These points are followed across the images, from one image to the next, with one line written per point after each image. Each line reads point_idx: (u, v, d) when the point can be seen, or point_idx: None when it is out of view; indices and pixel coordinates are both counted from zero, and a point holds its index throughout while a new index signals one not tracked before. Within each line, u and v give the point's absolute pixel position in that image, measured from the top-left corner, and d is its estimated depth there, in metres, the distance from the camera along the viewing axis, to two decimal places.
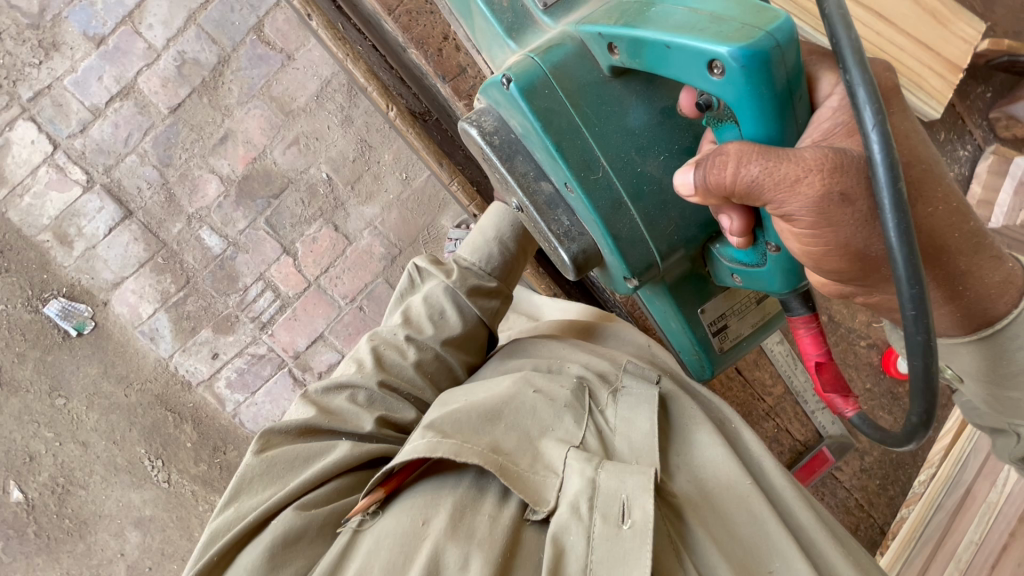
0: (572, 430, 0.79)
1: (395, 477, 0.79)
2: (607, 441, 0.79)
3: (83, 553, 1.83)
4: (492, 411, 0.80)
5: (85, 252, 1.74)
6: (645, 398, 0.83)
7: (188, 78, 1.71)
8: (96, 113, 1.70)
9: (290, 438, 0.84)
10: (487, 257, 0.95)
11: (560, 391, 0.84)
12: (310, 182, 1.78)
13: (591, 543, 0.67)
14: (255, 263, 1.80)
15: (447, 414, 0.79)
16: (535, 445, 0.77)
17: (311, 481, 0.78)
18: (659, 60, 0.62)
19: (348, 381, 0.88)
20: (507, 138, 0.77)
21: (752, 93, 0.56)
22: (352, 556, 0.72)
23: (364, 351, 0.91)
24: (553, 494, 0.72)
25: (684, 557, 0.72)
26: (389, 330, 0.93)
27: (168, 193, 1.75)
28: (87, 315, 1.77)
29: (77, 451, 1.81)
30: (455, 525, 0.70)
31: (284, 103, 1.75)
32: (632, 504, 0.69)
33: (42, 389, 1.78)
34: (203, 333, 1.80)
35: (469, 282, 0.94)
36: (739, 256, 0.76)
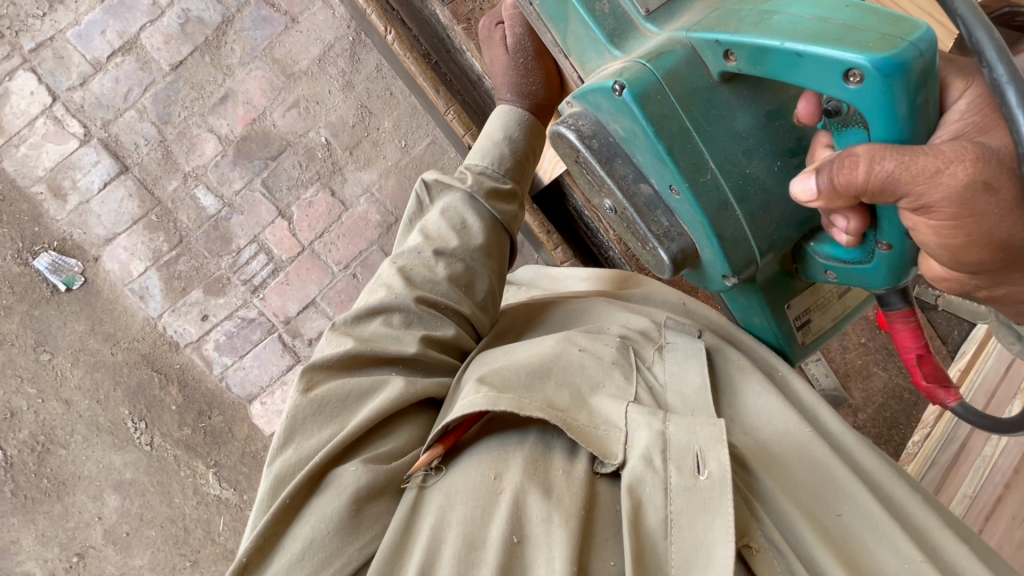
0: (624, 387, 0.72)
1: (452, 432, 0.71)
2: (659, 396, 0.73)
3: (59, 515, 1.78)
4: (539, 366, 0.72)
5: (79, 206, 1.74)
6: (692, 355, 0.78)
7: (191, 36, 1.73)
8: (97, 67, 1.71)
9: (336, 376, 0.76)
10: (499, 157, 0.92)
11: (605, 349, 0.77)
12: (308, 146, 1.78)
13: (670, 493, 0.61)
14: (250, 225, 1.78)
15: (494, 369, 0.71)
16: (589, 402, 0.70)
17: (372, 419, 0.71)
18: (785, 67, 0.58)
19: (382, 305, 0.81)
20: (607, 141, 0.71)
21: (890, 101, 0.53)
22: (425, 511, 0.66)
23: (390, 273, 0.84)
24: (620, 447, 0.65)
25: (756, 507, 0.67)
26: (410, 250, 0.86)
27: (166, 150, 1.75)
28: (77, 270, 1.75)
29: (60, 409, 1.78)
30: (530, 479, 0.64)
31: (286, 65, 1.75)
32: (706, 455, 0.63)
33: (28, 343, 1.76)
34: (194, 294, 1.79)
35: (485, 185, 0.90)
36: (837, 252, 0.71)
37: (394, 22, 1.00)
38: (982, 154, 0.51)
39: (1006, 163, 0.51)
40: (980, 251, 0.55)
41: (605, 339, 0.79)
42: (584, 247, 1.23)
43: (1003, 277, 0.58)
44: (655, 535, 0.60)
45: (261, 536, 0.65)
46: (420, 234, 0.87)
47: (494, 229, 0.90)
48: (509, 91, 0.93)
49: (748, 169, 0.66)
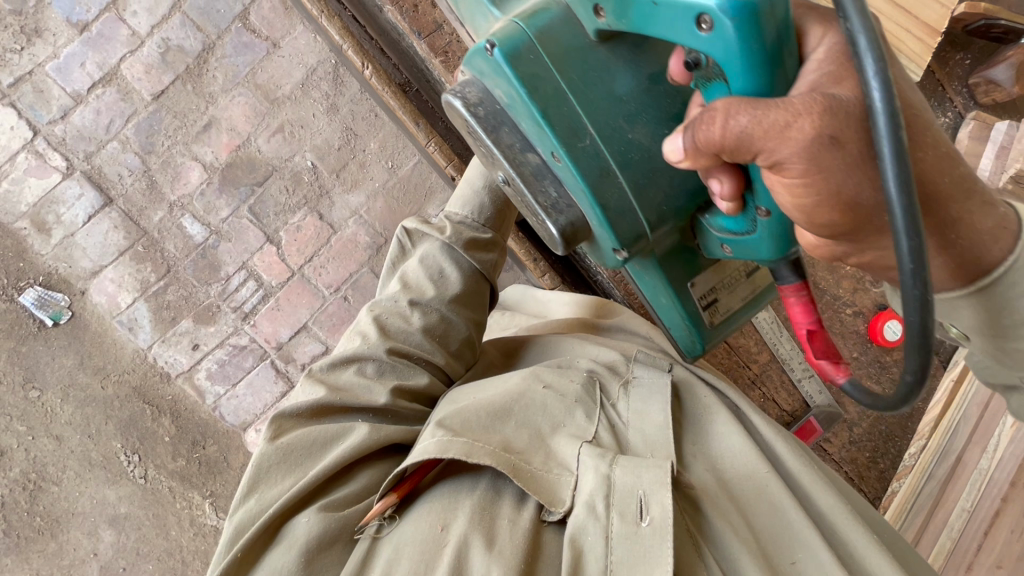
0: (584, 427, 0.73)
1: (408, 479, 0.71)
2: (618, 434, 0.74)
3: (54, 553, 1.75)
4: (501, 408, 0.73)
5: (63, 240, 1.72)
6: (657, 389, 0.78)
7: (172, 65, 1.71)
8: (77, 99, 1.70)
9: (303, 422, 0.75)
10: (479, 205, 0.92)
11: (569, 385, 0.78)
12: (294, 170, 1.77)
13: (610, 543, 0.60)
14: (237, 252, 1.77)
15: (456, 411, 0.72)
16: (545, 444, 0.70)
17: (331, 469, 0.70)
18: (645, 20, 0.55)
19: (354, 355, 0.80)
20: (493, 109, 0.68)
21: (741, 49, 0.49)
22: (374, 562, 0.64)
23: (367, 323, 0.84)
24: (568, 493, 0.65)
25: (705, 551, 0.67)
26: (388, 299, 0.86)
27: (150, 180, 1.73)
28: (64, 304, 1.73)
29: (50, 445, 1.75)
30: (475, 528, 0.63)
31: (268, 90, 1.74)
32: (650, 500, 0.62)
33: (16, 380, 1.74)
34: (183, 324, 1.77)
35: (464, 236, 0.89)
36: (728, 224, 0.67)
37: (370, 55, 1.00)
38: (831, 106, 0.46)
39: (854, 116, 0.46)
40: (831, 211, 0.50)
41: (571, 375, 0.80)
42: (574, 271, 1.24)
43: (865, 239, 0.54)
44: None
45: None
46: (399, 283, 0.87)
47: (473, 278, 0.90)
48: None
49: (631, 134, 0.63)
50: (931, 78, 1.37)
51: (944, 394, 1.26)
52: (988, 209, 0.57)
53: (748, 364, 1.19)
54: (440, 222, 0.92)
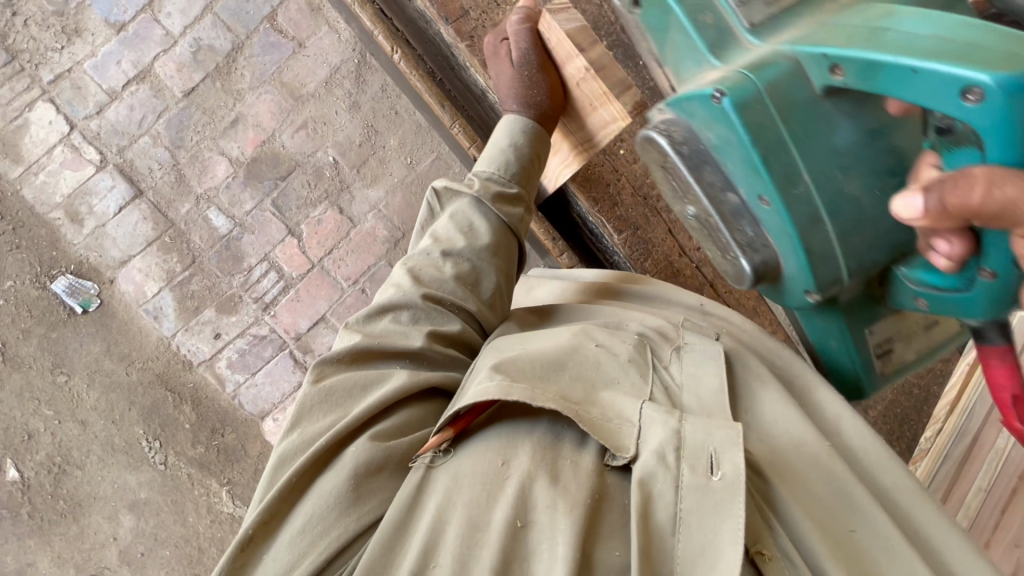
0: (640, 386, 0.74)
1: (463, 418, 0.70)
2: (674, 396, 0.75)
3: (75, 537, 1.79)
4: (555, 359, 0.74)
5: (95, 230, 1.79)
6: (712, 356, 0.80)
7: (203, 63, 1.79)
8: (112, 95, 1.77)
9: (344, 366, 0.78)
10: (504, 162, 0.93)
11: (622, 346, 0.79)
12: (316, 165, 1.82)
13: (680, 492, 0.61)
14: (260, 244, 1.82)
15: (513, 358, 0.73)
16: (602, 394, 0.71)
17: (376, 404, 0.73)
18: (896, 82, 0.54)
19: (390, 303, 0.83)
20: (697, 149, 0.70)
21: None
22: (430, 490, 0.67)
23: (401, 274, 0.87)
24: (632, 442, 0.65)
25: (773, 523, 0.68)
26: (422, 253, 0.88)
27: (179, 174, 1.80)
28: (93, 292, 1.79)
29: (75, 430, 1.80)
30: (542, 469, 0.64)
31: (294, 88, 1.81)
32: (721, 457, 0.63)
33: (45, 365, 1.79)
34: (206, 313, 1.82)
35: (491, 190, 0.92)
36: (932, 278, 0.66)
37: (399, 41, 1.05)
38: None
39: None
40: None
41: (623, 336, 0.82)
42: (589, 253, 1.24)
43: None
44: (663, 532, 0.60)
45: (265, 512, 0.66)
46: (429, 238, 0.90)
47: (501, 231, 0.92)
48: (515, 101, 0.94)
49: None
50: None
51: (959, 375, 1.22)
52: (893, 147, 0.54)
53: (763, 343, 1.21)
54: (469, 180, 0.94)
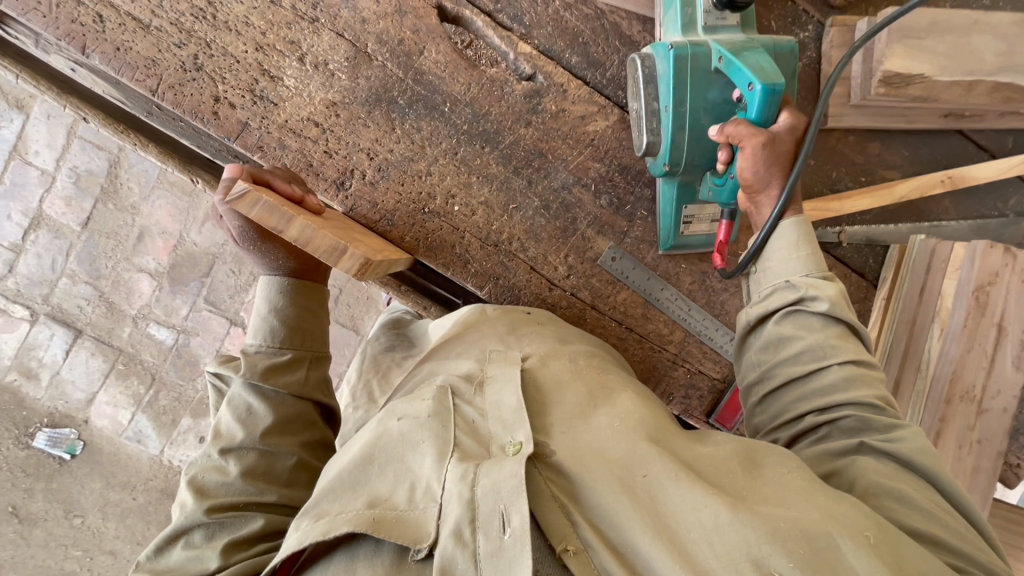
0: (442, 440, 0.73)
1: (284, 571, 0.72)
2: (479, 429, 0.74)
3: None
4: (364, 456, 0.76)
5: (52, 379, 1.83)
6: (509, 377, 0.80)
7: (88, 190, 1.76)
8: (17, 249, 1.77)
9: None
10: (270, 331, 0.89)
11: (422, 405, 0.78)
12: (233, 252, 1.81)
13: (479, 564, 0.61)
14: (209, 343, 1.84)
15: (327, 488, 0.74)
16: (408, 468, 0.73)
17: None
18: (730, 69, 0.81)
19: (173, 531, 0.77)
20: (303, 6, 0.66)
21: (755, 104, 0.78)
22: None
23: (184, 489, 0.80)
24: (433, 525, 0.65)
25: (571, 510, 0.63)
26: (204, 455, 0.83)
27: (108, 303, 1.81)
28: (74, 436, 1.85)
29: (109, 560, 1.90)
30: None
31: (183, 184, 1.77)
32: (510, 511, 0.61)
33: (58, 514, 1.88)
34: (184, 422, 1.87)
35: (259, 366, 0.85)
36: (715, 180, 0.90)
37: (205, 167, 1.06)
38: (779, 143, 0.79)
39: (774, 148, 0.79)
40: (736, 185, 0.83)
41: (423, 395, 0.81)
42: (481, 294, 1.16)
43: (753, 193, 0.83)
44: None
45: None
46: (209, 434, 0.84)
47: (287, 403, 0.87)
48: (261, 267, 0.91)
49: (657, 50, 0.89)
50: None
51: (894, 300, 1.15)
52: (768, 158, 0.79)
53: (661, 347, 1.07)
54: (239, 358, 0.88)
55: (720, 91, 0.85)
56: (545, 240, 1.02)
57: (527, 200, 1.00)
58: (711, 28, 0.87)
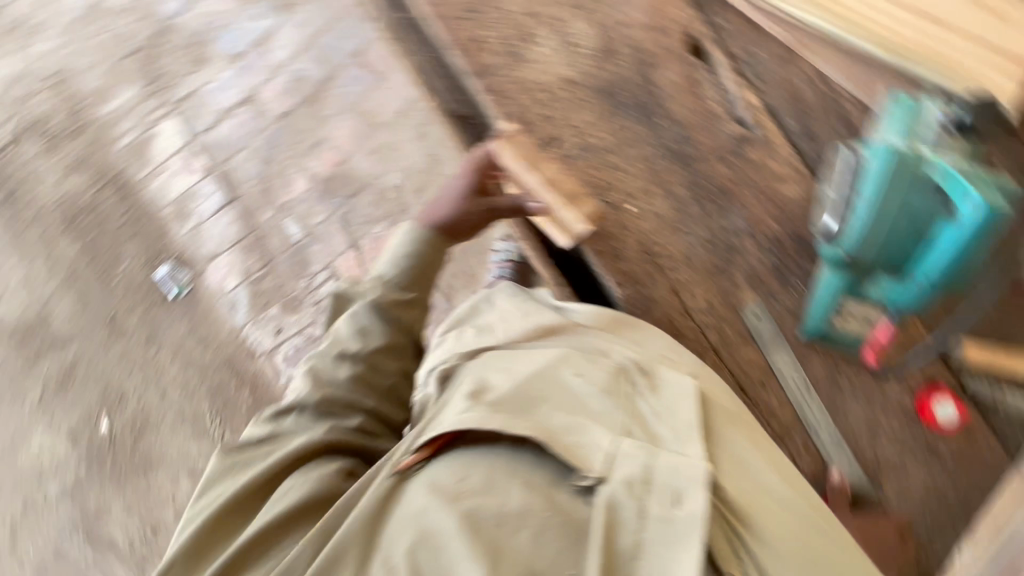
0: (614, 415, 0.93)
1: (441, 438, 0.91)
2: (648, 420, 0.94)
3: (144, 490, 2.06)
4: (538, 393, 0.96)
5: (195, 227, 2.07)
6: (683, 394, 0.99)
7: (299, 91, 2.03)
8: (224, 114, 2.06)
9: (252, 447, 1.09)
10: (400, 266, 1.27)
11: (600, 374, 1.02)
12: (382, 187, 1.97)
13: (645, 521, 0.77)
14: (325, 253, 2.01)
15: (508, 398, 0.94)
16: (581, 422, 0.89)
17: (272, 473, 1.03)
18: (955, 183, 0.99)
19: (288, 406, 1.13)
20: None
21: (974, 222, 0.97)
22: (412, 495, 0.86)
23: (302, 373, 1.18)
24: (598, 459, 0.83)
25: (734, 538, 0.85)
26: (322, 354, 1.19)
27: (267, 185, 2.04)
28: (186, 280, 2.07)
29: (157, 396, 2.08)
30: (522, 490, 0.82)
31: (371, 116, 1.98)
32: (662, 478, 0.81)
33: (142, 338, 2.09)
34: (273, 309, 2.03)
35: (386, 293, 1.24)
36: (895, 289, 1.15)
37: None
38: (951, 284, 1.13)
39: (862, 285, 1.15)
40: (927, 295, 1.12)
41: (601, 366, 1.04)
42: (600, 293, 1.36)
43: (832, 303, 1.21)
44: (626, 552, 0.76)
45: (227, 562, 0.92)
46: (329, 340, 1.20)
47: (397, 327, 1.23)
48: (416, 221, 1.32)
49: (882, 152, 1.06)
50: None
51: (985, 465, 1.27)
52: None
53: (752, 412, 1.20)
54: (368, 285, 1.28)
55: (926, 198, 1.04)
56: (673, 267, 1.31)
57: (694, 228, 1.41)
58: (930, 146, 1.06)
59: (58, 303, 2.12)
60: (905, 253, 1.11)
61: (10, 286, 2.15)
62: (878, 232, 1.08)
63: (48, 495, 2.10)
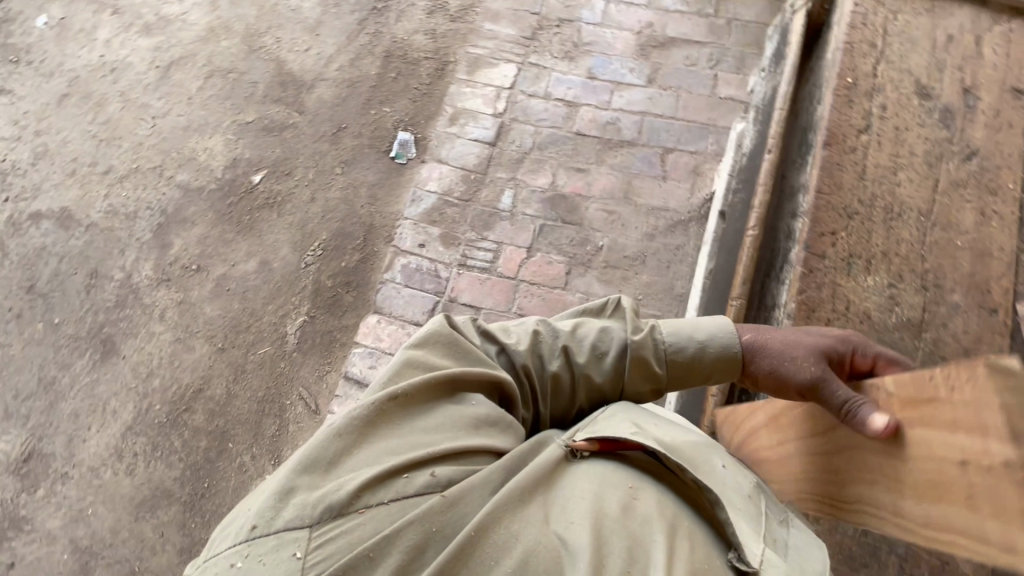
0: (755, 518, 0.82)
1: (599, 437, 0.82)
2: (778, 542, 0.82)
3: (227, 240, 2.27)
4: (693, 455, 0.84)
5: (451, 134, 2.34)
6: (812, 539, 0.85)
7: (605, 131, 2.29)
8: (545, 96, 2.36)
9: (444, 351, 0.88)
10: (597, 343, 0.95)
11: (743, 481, 0.88)
12: (588, 237, 2.14)
13: None
14: (506, 234, 2.17)
15: (670, 441, 0.84)
16: (736, 513, 0.80)
17: (444, 385, 0.83)
18: None
19: (502, 341, 0.93)
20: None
21: None
22: (569, 485, 0.77)
23: (527, 329, 0.96)
24: (758, 557, 0.76)
25: None
26: (554, 330, 0.96)
27: (521, 158, 2.27)
28: (408, 156, 2.33)
29: (306, 198, 2.30)
30: (694, 547, 0.74)
31: (632, 192, 2.19)
32: None
33: (342, 157, 2.35)
34: (434, 229, 2.20)
35: (568, 342, 0.94)
36: None
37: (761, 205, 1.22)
38: None
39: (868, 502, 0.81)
40: None
41: (745, 473, 0.90)
42: None
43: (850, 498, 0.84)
44: None
45: (326, 530, 0.67)
46: (462, 340, 0.90)
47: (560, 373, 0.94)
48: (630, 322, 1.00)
49: None
50: None
51: None
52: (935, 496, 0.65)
53: None
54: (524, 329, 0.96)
55: None
56: None
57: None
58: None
59: (325, 88, 2.46)
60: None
61: (313, 50, 2.53)
62: None
63: (178, 178, 2.37)
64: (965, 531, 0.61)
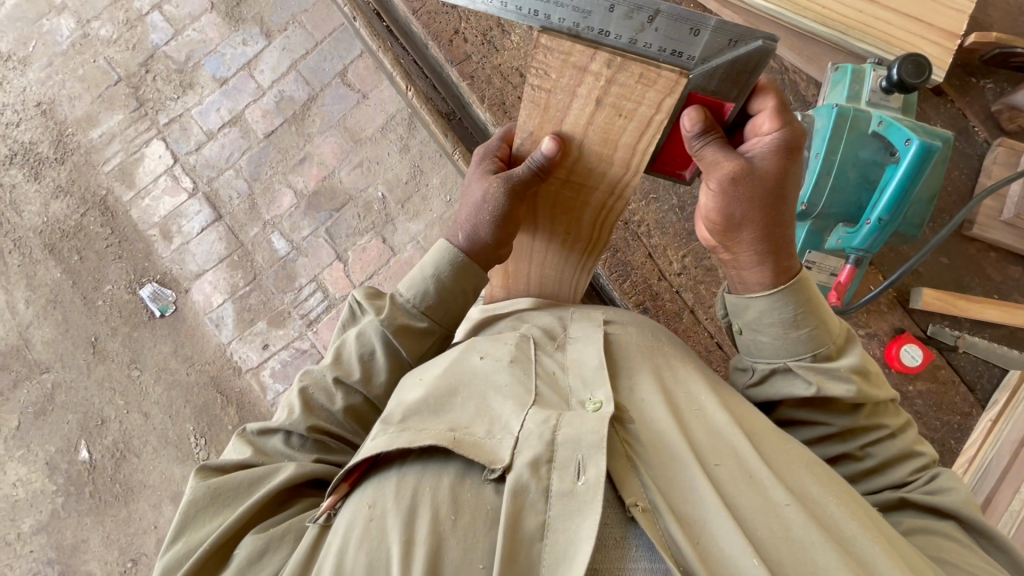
0: (521, 388, 0.82)
1: (354, 472, 0.81)
2: (557, 376, 0.86)
3: (124, 520, 2.00)
4: (447, 391, 0.83)
5: (180, 246, 2.09)
6: (591, 339, 0.90)
7: (283, 111, 2.10)
8: (209, 136, 2.11)
9: (212, 509, 0.87)
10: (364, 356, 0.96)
11: (504, 349, 0.89)
12: (367, 200, 2.03)
13: (549, 501, 0.70)
14: (312, 266, 2.03)
15: (408, 405, 0.82)
16: (489, 408, 0.81)
17: (220, 543, 0.82)
18: (891, 130, 1.09)
19: (276, 427, 0.94)
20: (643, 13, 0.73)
21: (908, 167, 1.07)
22: (329, 541, 0.75)
23: (295, 396, 0.96)
24: (507, 452, 0.74)
25: (644, 476, 0.75)
26: (318, 373, 0.97)
27: (252, 202, 2.07)
28: (171, 299, 2.07)
29: (139, 420, 2.03)
30: (442, 500, 0.72)
31: (354, 133, 2.06)
32: (587, 462, 0.72)
33: (124, 360, 2.06)
34: (259, 324, 2.03)
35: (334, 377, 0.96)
36: (849, 236, 1.17)
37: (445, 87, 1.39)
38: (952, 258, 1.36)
39: (746, 211, 0.85)
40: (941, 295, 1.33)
41: (506, 339, 0.91)
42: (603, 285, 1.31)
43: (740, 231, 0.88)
44: (533, 539, 0.69)
45: None
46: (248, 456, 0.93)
47: (355, 402, 0.97)
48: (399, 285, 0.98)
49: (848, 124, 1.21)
50: (952, 106, 1.39)
51: (982, 428, 1.29)
52: (626, 126, 0.86)
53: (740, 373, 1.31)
54: (291, 395, 0.97)
55: (872, 149, 1.13)
56: (669, 234, 1.35)
57: (668, 196, 1.36)
58: (874, 104, 1.17)
59: (39, 329, 2.09)
60: (856, 202, 1.17)
61: None
62: (829, 183, 1.14)
63: (23, 530, 2.02)
64: (642, 127, 0.85)
